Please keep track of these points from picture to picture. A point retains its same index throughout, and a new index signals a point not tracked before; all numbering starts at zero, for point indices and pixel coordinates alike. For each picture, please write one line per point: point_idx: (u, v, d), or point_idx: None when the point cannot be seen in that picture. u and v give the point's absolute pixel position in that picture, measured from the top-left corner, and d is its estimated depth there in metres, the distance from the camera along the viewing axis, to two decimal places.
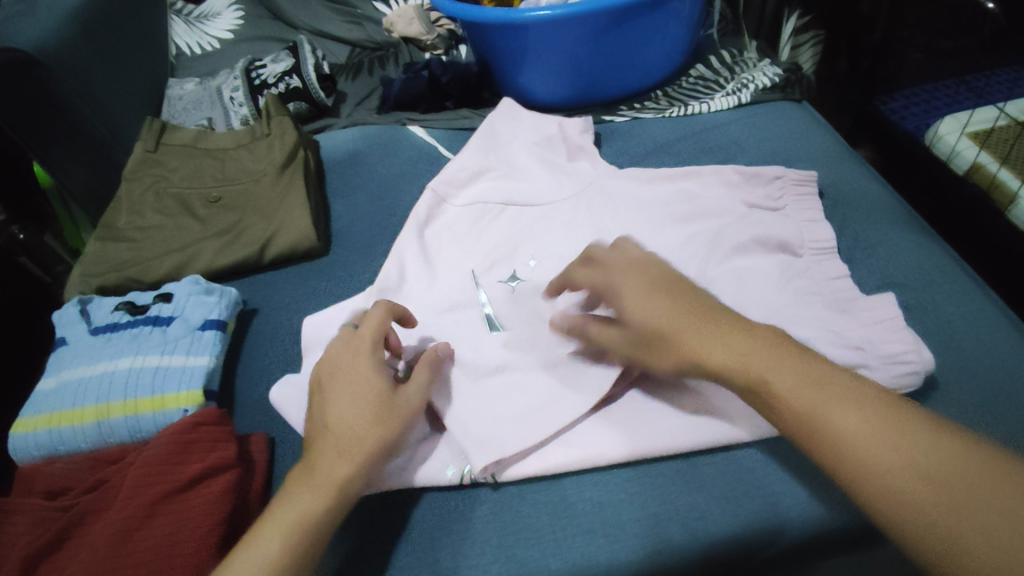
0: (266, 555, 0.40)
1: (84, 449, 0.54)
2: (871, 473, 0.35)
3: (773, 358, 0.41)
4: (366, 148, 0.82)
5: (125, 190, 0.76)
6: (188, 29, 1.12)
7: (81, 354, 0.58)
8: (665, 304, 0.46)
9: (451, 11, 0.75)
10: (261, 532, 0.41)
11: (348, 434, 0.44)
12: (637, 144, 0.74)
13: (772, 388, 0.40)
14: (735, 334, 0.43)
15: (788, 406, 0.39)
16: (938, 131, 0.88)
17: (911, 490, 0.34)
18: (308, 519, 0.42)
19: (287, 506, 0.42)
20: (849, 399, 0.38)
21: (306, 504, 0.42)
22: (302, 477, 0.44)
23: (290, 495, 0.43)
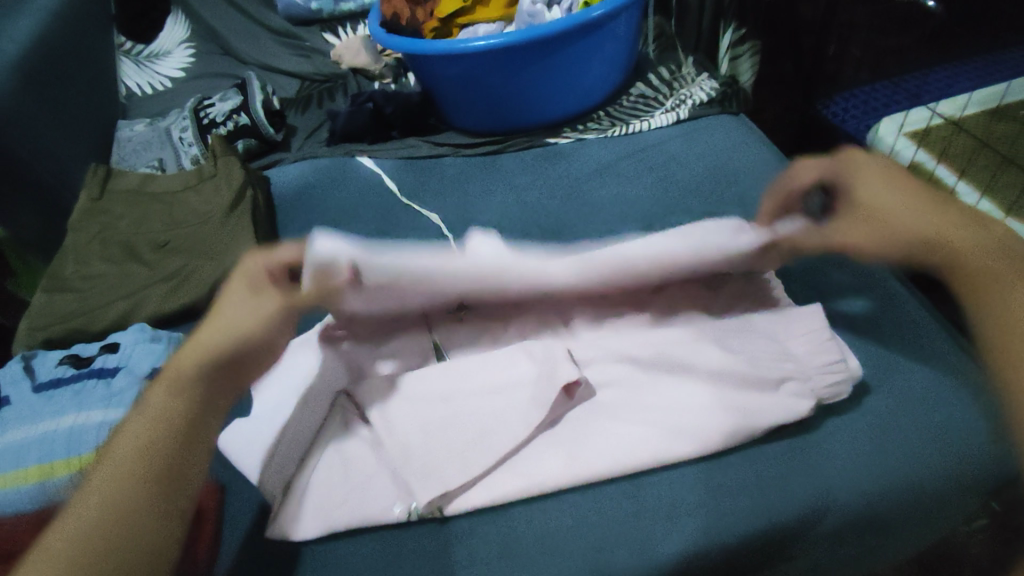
0: (150, 418, 0.43)
1: (24, 510, 0.51)
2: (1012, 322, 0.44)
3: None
4: (315, 181, 0.82)
5: (70, 241, 0.75)
6: (137, 68, 1.11)
7: (22, 415, 0.57)
8: (922, 207, 0.49)
9: (389, 45, 0.76)
10: (136, 414, 0.43)
11: (234, 318, 0.47)
12: (578, 165, 0.76)
13: (966, 253, 0.47)
14: (978, 251, 0.47)
15: (954, 251, 0.47)
16: (879, 131, 0.89)
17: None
18: (180, 379, 0.44)
19: (154, 393, 0.44)
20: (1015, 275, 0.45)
21: (177, 396, 0.44)
22: (162, 377, 0.45)
23: (180, 356, 0.46)
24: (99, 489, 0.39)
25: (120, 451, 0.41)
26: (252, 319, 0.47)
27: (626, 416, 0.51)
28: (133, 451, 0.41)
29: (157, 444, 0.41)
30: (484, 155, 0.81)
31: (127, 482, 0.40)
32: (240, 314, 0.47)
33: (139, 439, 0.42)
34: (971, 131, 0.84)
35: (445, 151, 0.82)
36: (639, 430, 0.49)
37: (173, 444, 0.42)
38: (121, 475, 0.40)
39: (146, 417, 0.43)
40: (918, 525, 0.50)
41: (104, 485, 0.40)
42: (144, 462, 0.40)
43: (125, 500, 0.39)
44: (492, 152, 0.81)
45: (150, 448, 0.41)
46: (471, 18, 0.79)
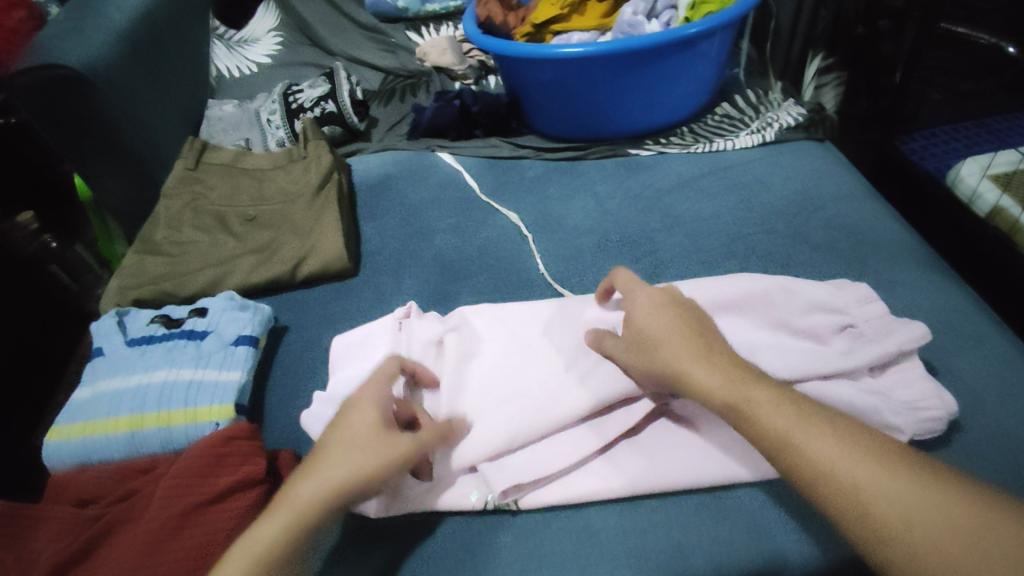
0: (299, 500, 0.40)
1: (115, 457, 0.55)
2: (861, 500, 0.33)
3: (886, 462, 0.34)
4: (397, 172, 0.84)
5: (163, 207, 0.78)
6: (228, 52, 1.15)
7: (118, 365, 0.60)
8: (734, 378, 0.40)
9: (485, 45, 0.77)
10: (300, 480, 0.42)
11: (357, 450, 0.42)
12: (661, 177, 0.76)
13: (784, 433, 0.36)
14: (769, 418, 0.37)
15: (773, 431, 0.37)
16: (960, 173, 0.85)
17: (879, 512, 0.32)
18: (298, 521, 0.40)
19: (324, 464, 0.42)
20: (816, 420, 0.36)
21: (338, 483, 0.41)
22: (332, 445, 0.43)
23: (328, 449, 0.43)
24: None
25: (267, 523, 0.40)
26: (377, 443, 0.43)
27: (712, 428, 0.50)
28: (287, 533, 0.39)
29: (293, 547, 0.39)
30: (565, 160, 0.82)
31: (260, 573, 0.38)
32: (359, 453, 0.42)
33: (288, 516, 0.40)
34: None
35: (527, 153, 0.84)
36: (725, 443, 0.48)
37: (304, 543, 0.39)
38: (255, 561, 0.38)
39: (259, 532, 0.40)
40: None
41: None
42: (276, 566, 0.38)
43: None
44: (573, 158, 0.82)
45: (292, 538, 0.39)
46: (565, 25, 0.80)
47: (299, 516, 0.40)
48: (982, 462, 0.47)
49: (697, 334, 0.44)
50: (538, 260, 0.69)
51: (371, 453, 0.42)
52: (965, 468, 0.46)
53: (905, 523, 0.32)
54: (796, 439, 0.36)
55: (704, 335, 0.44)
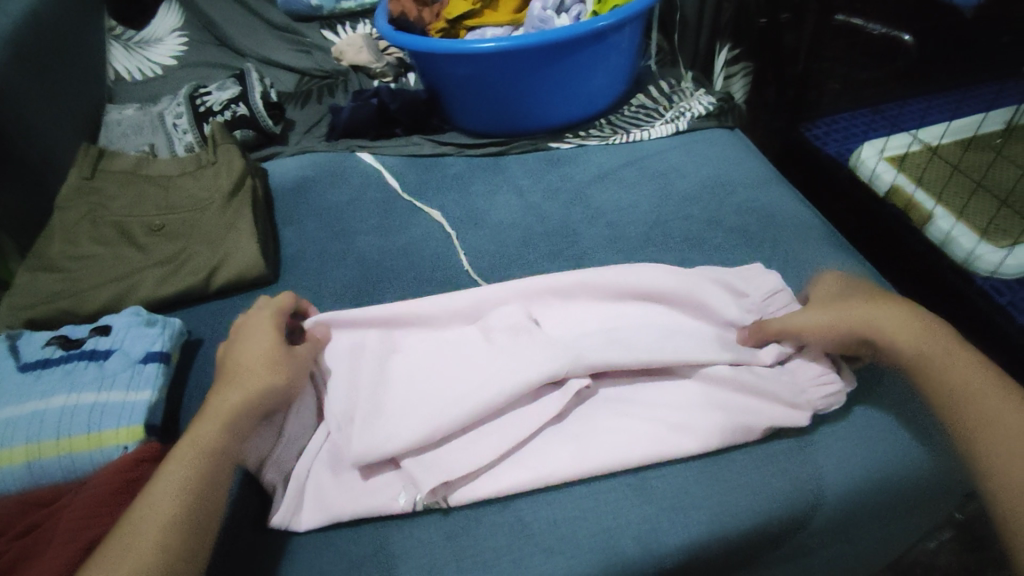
0: (205, 438, 0.44)
1: (11, 491, 0.50)
2: (977, 398, 0.43)
3: (982, 364, 0.45)
4: (315, 174, 0.82)
5: (58, 220, 0.73)
6: (127, 53, 1.09)
7: (9, 393, 0.55)
8: (866, 314, 0.49)
9: (398, 42, 0.76)
10: (198, 424, 0.46)
11: (243, 379, 0.48)
12: (582, 170, 0.77)
13: (927, 354, 0.46)
14: (919, 330, 0.47)
15: (919, 348, 0.46)
16: (860, 156, 0.90)
17: (983, 400, 0.43)
18: (214, 434, 0.45)
19: (217, 403, 0.46)
20: (947, 336, 0.47)
21: (230, 413, 0.46)
22: (225, 386, 0.48)
23: (222, 389, 0.47)
24: (151, 498, 0.41)
25: (177, 463, 0.43)
26: (262, 363, 0.49)
27: (636, 413, 0.50)
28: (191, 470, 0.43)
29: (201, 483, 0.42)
30: (487, 156, 0.82)
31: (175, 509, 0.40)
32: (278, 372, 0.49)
33: (194, 455, 0.43)
34: (947, 158, 0.86)
35: (449, 150, 0.83)
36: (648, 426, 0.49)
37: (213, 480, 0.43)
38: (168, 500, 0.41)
39: (194, 436, 0.45)
40: (897, 525, 0.52)
41: (159, 493, 0.41)
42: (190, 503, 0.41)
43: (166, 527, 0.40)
44: (496, 154, 0.82)
45: (200, 474, 0.43)
46: (478, 21, 0.80)
47: (230, 419, 0.45)
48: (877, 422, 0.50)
49: (877, 295, 0.51)
50: (463, 257, 0.68)
51: (257, 382, 0.48)
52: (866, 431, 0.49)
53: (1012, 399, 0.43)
54: (924, 353, 0.46)
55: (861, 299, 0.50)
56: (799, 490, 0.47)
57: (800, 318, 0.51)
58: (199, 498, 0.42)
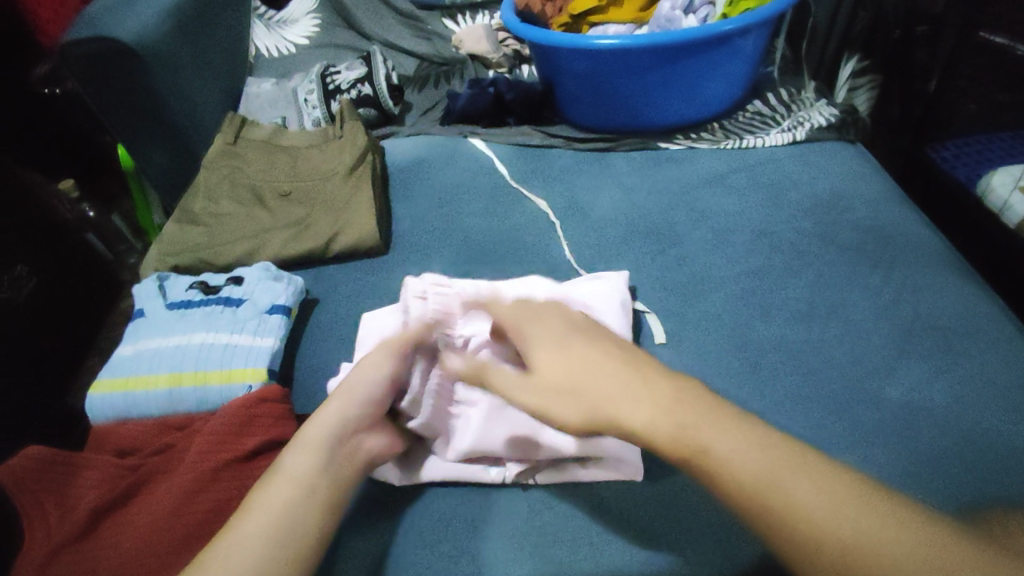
0: (298, 462, 0.43)
1: (153, 414, 0.58)
2: (803, 511, 0.32)
3: (813, 476, 0.33)
4: (428, 156, 0.86)
5: (202, 179, 0.81)
6: (268, 32, 1.18)
7: (158, 326, 0.63)
8: (694, 417, 0.36)
9: (522, 32, 0.78)
10: (291, 450, 0.45)
11: (348, 406, 0.47)
12: (690, 172, 0.77)
13: (715, 454, 0.35)
14: (740, 445, 0.35)
15: (716, 457, 0.35)
16: (990, 183, 0.84)
17: (829, 523, 0.31)
18: (313, 450, 0.44)
19: (313, 425, 0.46)
20: (729, 426, 0.36)
21: (320, 433, 0.45)
22: (320, 409, 0.47)
23: (318, 413, 0.47)
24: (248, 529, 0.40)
25: (269, 487, 0.42)
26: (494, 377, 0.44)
27: None
28: (291, 487, 0.42)
29: (297, 504, 0.41)
30: (595, 151, 0.83)
31: (275, 526, 0.40)
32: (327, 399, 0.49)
33: (295, 483, 0.42)
34: None
35: (557, 142, 0.85)
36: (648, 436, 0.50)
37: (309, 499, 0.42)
38: (265, 525, 0.40)
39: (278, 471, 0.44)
40: None
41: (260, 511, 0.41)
42: (287, 521, 0.40)
43: (264, 548, 0.39)
44: (603, 150, 0.83)
45: (298, 495, 0.42)
46: (602, 18, 0.81)
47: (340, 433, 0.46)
48: (987, 454, 0.46)
49: (616, 357, 0.40)
50: (564, 248, 0.70)
51: (349, 411, 0.47)
52: (970, 467, 0.46)
53: (816, 533, 0.31)
54: (714, 460, 0.35)
55: (650, 374, 0.39)
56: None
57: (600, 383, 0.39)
58: (304, 514, 0.41)
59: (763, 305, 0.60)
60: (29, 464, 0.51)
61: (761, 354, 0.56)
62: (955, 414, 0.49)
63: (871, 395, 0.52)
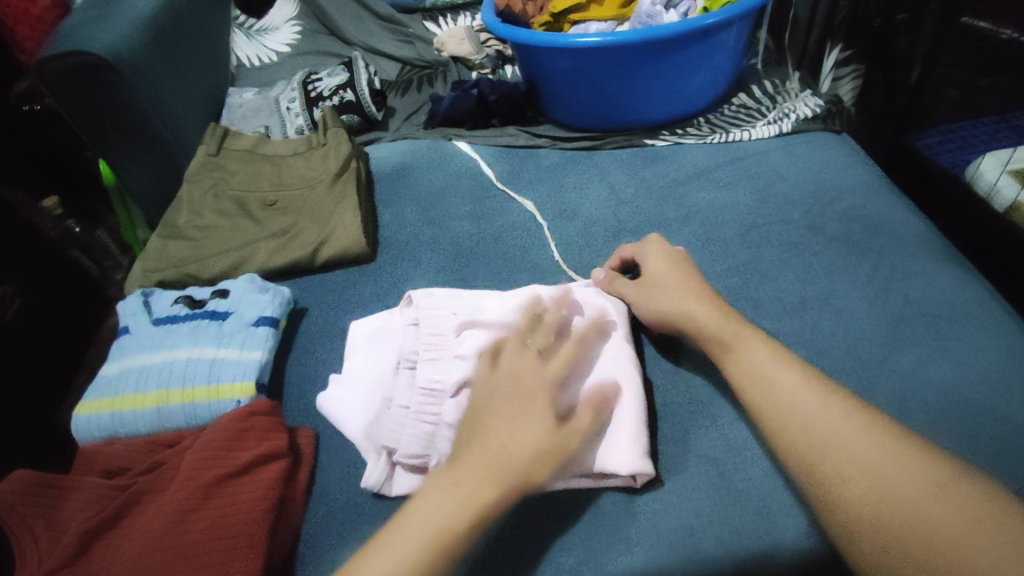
0: (415, 544, 0.40)
1: (142, 432, 0.57)
2: (866, 481, 0.36)
3: (890, 449, 0.37)
4: (414, 161, 0.85)
5: (186, 192, 0.80)
6: (247, 41, 1.17)
7: (143, 343, 0.62)
8: (799, 401, 0.42)
9: (502, 33, 0.78)
10: (409, 524, 0.41)
11: (483, 471, 0.42)
12: (677, 167, 0.76)
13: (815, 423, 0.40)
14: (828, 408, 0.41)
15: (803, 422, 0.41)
16: (979, 168, 0.84)
17: (882, 487, 0.35)
18: (479, 499, 0.41)
19: (439, 498, 0.41)
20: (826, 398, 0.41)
21: (451, 510, 0.41)
22: (450, 476, 0.43)
23: (446, 484, 0.42)
24: None
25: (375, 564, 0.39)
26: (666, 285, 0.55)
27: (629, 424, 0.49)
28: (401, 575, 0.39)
29: None
30: (581, 150, 0.83)
31: None
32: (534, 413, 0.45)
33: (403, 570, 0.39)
34: None
35: (542, 142, 0.84)
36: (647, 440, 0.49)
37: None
38: None
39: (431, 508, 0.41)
40: None
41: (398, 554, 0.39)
42: None
43: None
44: (588, 148, 0.83)
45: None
46: (581, 15, 0.81)
47: (503, 475, 0.42)
48: (983, 441, 0.46)
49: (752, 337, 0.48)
50: (553, 249, 0.69)
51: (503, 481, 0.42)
52: (967, 453, 0.46)
53: (873, 498, 0.35)
54: (811, 423, 0.40)
55: (785, 363, 0.45)
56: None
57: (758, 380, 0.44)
58: None
59: (755, 298, 0.60)
60: (12, 490, 0.50)
61: None
62: (951, 400, 0.49)
63: (866, 386, 0.51)
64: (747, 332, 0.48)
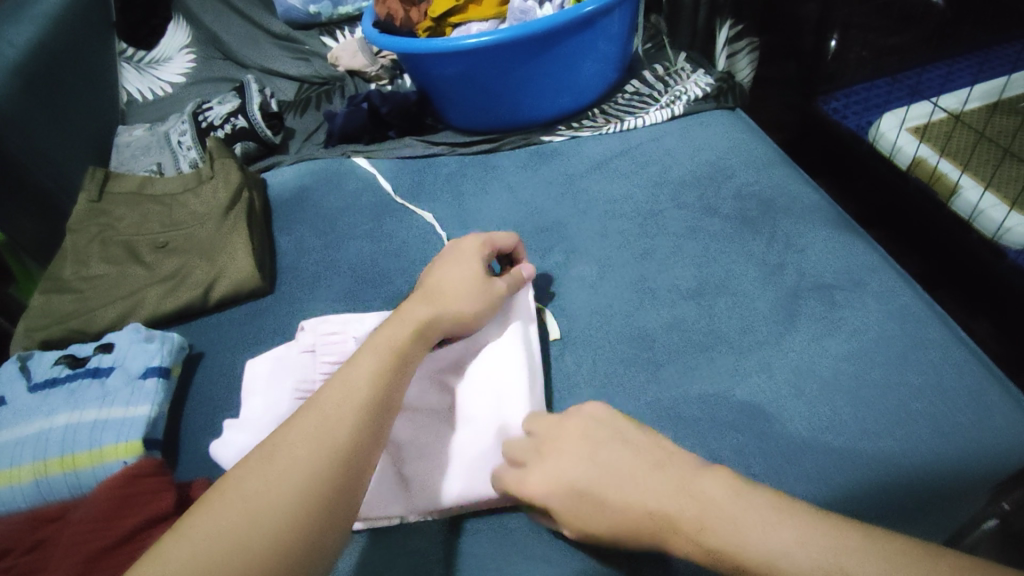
0: (308, 437, 0.38)
1: (21, 508, 0.53)
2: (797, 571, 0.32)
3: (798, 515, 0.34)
4: (312, 183, 0.83)
5: (69, 243, 0.76)
6: (139, 74, 1.12)
7: (19, 412, 0.58)
8: (665, 498, 0.37)
9: (383, 45, 0.75)
10: (298, 430, 0.38)
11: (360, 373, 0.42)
12: (576, 162, 0.75)
13: (701, 511, 0.36)
14: (682, 497, 0.37)
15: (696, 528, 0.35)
16: (880, 127, 0.88)
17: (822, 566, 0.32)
18: (347, 413, 0.39)
19: (329, 402, 0.40)
20: (681, 483, 0.37)
21: (349, 409, 0.40)
22: (339, 380, 0.42)
23: (333, 387, 0.41)
24: (256, 488, 0.35)
25: (267, 466, 0.36)
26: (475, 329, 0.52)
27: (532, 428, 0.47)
28: (292, 472, 0.36)
29: (305, 496, 0.35)
30: (480, 154, 0.81)
31: (270, 508, 0.34)
32: (473, 313, 0.51)
33: (302, 463, 0.36)
34: (972, 125, 0.83)
35: (441, 150, 0.82)
36: None
37: (325, 483, 0.36)
38: (259, 512, 0.34)
39: (319, 407, 0.39)
40: None
41: (282, 464, 0.36)
42: (286, 502, 0.35)
43: (255, 528, 0.33)
44: (487, 151, 0.81)
45: (317, 480, 0.36)
46: (463, 17, 0.79)
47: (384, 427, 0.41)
48: (870, 406, 0.47)
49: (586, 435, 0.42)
50: None
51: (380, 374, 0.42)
52: (857, 420, 0.46)
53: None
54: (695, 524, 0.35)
55: (625, 443, 0.41)
56: (804, 492, 0.43)
57: (747, 545, 0.33)
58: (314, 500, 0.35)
59: (653, 288, 0.59)
60: None
61: (653, 340, 0.55)
62: (840, 371, 0.49)
63: (761, 365, 0.51)
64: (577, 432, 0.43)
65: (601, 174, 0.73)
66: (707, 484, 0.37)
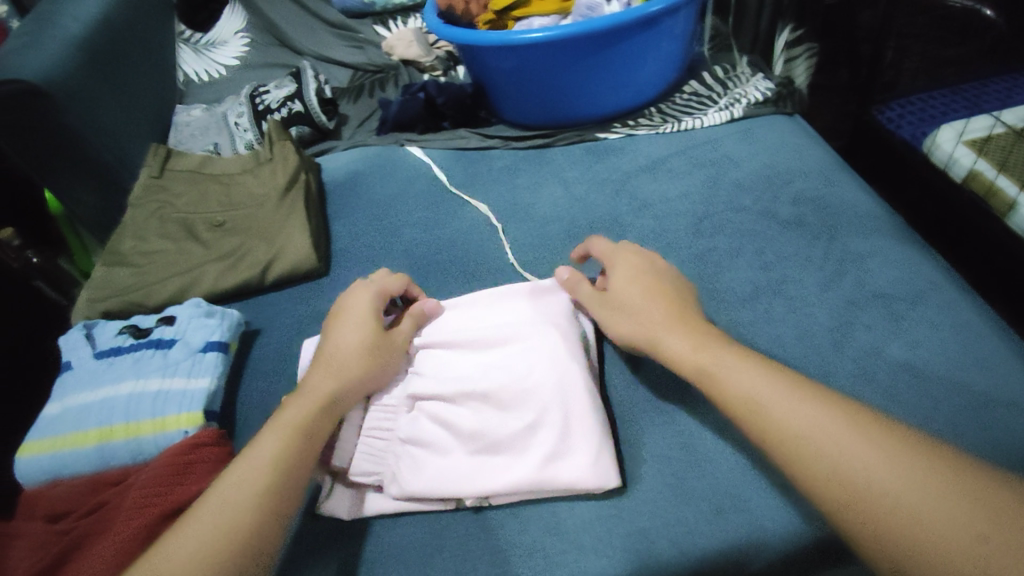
0: (251, 483, 0.42)
1: (84, 472, 0.54)
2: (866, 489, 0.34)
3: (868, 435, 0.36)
4: (366, 169, 0.83)
5: (129, 217, 0.77)
6: (196, 56, 1.14)
7: (84, 379, 0.60)
8: (763, 392, 0.40)
9: (445, 35, 0.76)
10: (231, 477, 0.43)
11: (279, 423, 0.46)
12: (630, 160, 0.75)
13: (782, 413, 0.39)
14: (781, 400, 0.39)
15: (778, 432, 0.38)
16: (937, 139, 0.86)
17: (889, 488, 0.33)
18: (275, 458, 0.43)
19: (254, 455, 0.44)
20: (793, 391, 0.40)
21: (276, 447, 0.44)
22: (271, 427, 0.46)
23: (264, 439, 0.45)
24: (205, 528, 0.39)
25: (214, 510, 0.40)
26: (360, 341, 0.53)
27: (585, 427, 0.48)
28: (226, 521, 0.40)
29: (230, 540, 0.39)
30: (534, 148, 0.81)
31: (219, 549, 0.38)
32: (376, 373, 0.52)
33: (237, 504, 0.41)
34: None
35: (496, 143, 0.83)
36: (611, 447, 0.48)
37: (248, 524, 0.40)
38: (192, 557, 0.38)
39: (247, 460, 0.43)
40: None
41: (225, 498, 0.41)
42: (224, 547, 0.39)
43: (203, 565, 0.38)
44: (542, 145, 0.81)
45: (242, 520, 0.40)
46: (526, 10, 0.79)
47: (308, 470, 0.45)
48: (932, 419, 0.46)
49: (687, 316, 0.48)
50: (507, 250, 0.68)
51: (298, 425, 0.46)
52: (919, 428, 0.46)
53: (903, 515, 0.32)
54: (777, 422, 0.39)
55: (727, 346, 0.45)
56: None
57: (833, 464, 0.36)
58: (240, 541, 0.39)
59: (709, 289, 0.59)
60: None
61: None
62: (903, 381, 0.49)
63: (820, 370, 0.51)
64: (680, 322, 0.47)
65: (656, 174, 0.72)
66: (801, 403, 0.39)
